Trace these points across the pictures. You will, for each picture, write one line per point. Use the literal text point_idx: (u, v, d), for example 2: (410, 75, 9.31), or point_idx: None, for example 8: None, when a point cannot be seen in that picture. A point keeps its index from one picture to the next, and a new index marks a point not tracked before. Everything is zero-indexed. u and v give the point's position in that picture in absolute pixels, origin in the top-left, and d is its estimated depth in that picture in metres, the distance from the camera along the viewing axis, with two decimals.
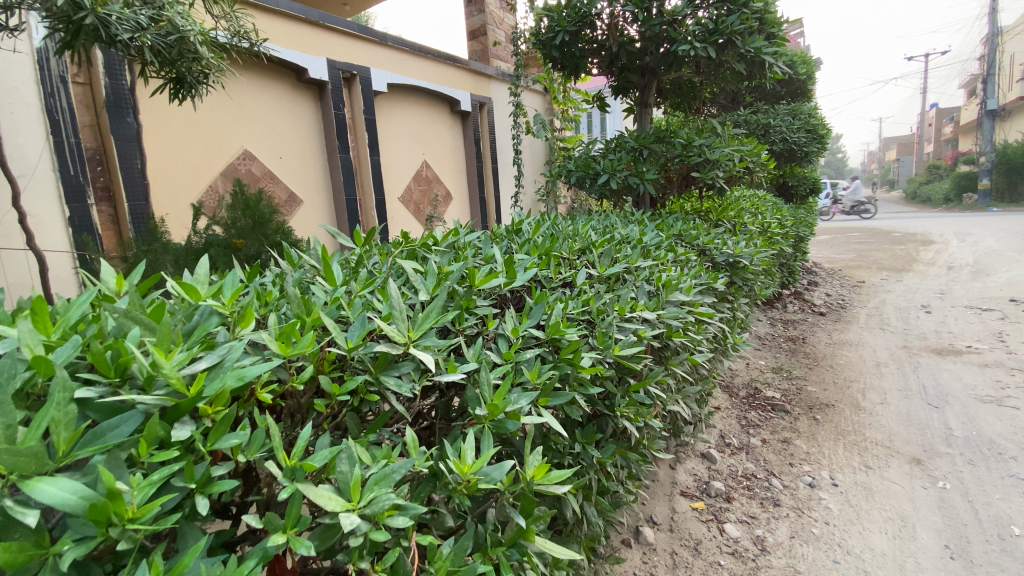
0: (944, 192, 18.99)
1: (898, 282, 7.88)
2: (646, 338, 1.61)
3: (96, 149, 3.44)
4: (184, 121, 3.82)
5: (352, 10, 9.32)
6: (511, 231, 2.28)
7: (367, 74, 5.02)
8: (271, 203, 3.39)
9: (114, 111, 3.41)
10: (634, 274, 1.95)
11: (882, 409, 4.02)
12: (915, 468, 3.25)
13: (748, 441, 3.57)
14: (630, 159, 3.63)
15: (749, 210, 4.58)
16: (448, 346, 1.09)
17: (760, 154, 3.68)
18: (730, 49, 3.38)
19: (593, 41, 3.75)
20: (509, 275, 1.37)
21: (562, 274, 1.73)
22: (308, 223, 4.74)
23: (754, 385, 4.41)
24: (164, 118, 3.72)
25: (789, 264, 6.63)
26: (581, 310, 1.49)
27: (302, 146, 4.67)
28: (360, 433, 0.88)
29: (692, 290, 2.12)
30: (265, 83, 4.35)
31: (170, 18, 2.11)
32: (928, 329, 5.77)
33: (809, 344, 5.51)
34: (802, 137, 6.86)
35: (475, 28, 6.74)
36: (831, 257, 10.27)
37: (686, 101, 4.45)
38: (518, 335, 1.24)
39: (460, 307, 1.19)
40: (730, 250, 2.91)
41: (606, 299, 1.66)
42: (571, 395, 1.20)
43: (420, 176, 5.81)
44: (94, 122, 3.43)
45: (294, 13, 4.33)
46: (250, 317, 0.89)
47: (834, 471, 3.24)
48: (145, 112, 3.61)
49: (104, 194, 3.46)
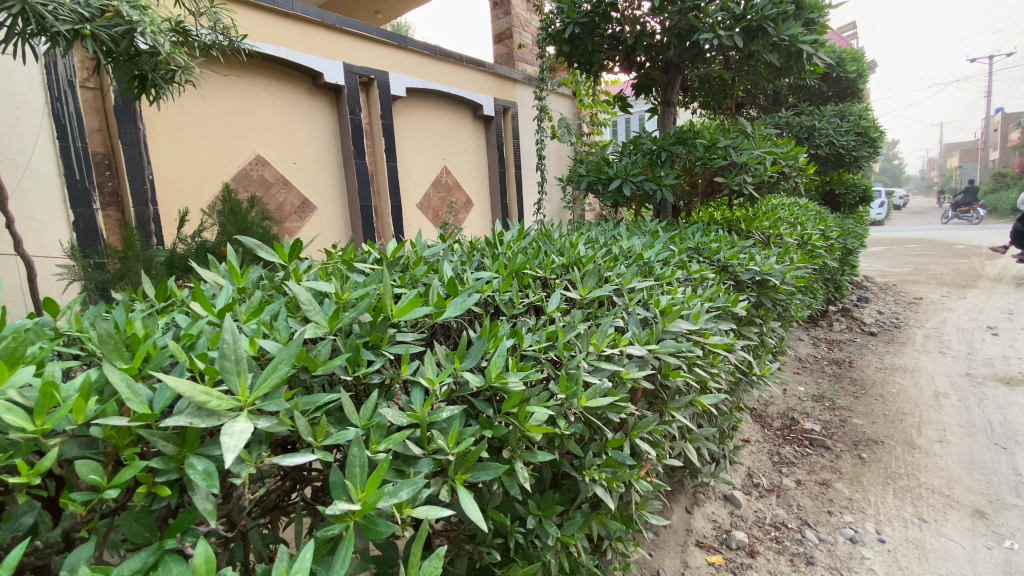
0: (1012, 201, 17.45)
1: (961, 300, 7.09)
2: (628, 382, 1.30)
3: (105, 154, 3.35)
4: (195, 125, 3.73)
5: (384, 17, 9.29)
6: (491, 240, 1.98)
7: (384, 79, 4.85)
8: (260, 210, 3.23)
9: (121, 116, 3.31)
10: (626, 296, 1.62)
11: (941, 448, 3.48)
12: (977, 522, 2.76)
13: (779, 482, 3.13)
14: (647, 162, 3.27)
15: (786, 220, 4.12)
16: (321, 406, 0.82)
17: (797, 156, 3.23)
18: (762, 39, 2.99)
19: (609, 35, 3.42)
20: (440, 302, 1.08)
21: (530, 298, 1.42)
22: (322, 230, 4.59)
23: (791, 416, 3.94)
24: (173, 122, 3.62)
25: (834, 278, 6.07)
26: (542, 346, 1.19)
27: (316, 151, 4.52)
28: (153, 538, 0.65)
29: (701, 317, 1.77)
30: (279, 88, 4.23)
31: (117, 8, 1.95)
32: (995, 354, 5.10)
33: (856, 369, 4.94)
34: (851, 140, 6.30)
35: (501, 31, 6.50)
36: (884, 271, 9.44)
37: (716, 98, 4.04)
38: (437, 384, 0.94)
39: (356, 347, 0.91)
40: (758, 266, 2.48)
41: (581, 330, 1.34)
42: (502, 468, 0.90)
43: (439, 182, 5.60)
44: (103, 126, 3.34)
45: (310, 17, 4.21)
46: (8, 370, 0.67)
47: (880, 523, 2.76)
48: (153, 117, 3.52)
49: (111, 199, 3.38)
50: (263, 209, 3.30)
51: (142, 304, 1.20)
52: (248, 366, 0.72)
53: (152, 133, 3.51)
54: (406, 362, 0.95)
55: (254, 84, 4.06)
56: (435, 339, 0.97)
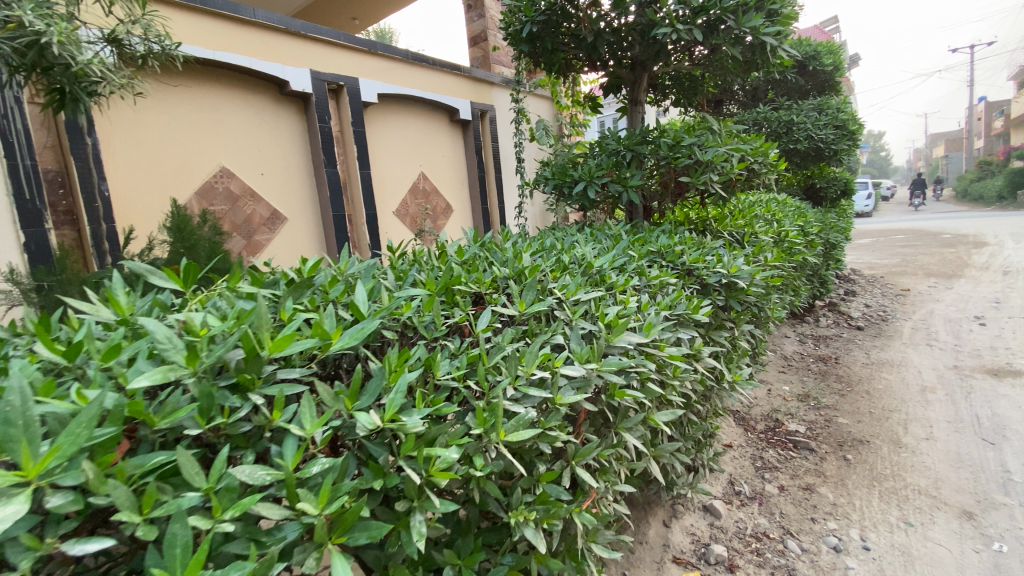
0: (998, 189, 17.47)
1: (949, 291, 7.03)
2: (560, 406, 1.18)
3: (58, 171, 3.20)
4: (154, 139, 3.58)
5: (362, 24, 9.14)
6: (436, 252, 1.86)
7: (355, 85, 4.70)
8: (213, 224, 3.08)
9: (74, 132, 3.15)
10: (569, 309, 1.51)
11: (928, 446, 3.38)
12: (965, 524, 2.66)
13: (762, 489, 3.02)
14: (612, 163, 3.18)
15: (763, 217, 4.02)
16: (152, 469, 0.71)
17: (767, 152, 3.13)
18: (723, 32, 2.91)
19: (571, 34, 3.33)
20: (327, 332, 0.96)
21: (455, 316, 1.30)
22: (293, 242, 4.44)
23: (774, 418, 3.83)
24: (131, 136, 3.48)
25: (818, 273, 6.00)
26: (459, 375, 1.07)
27: (285, 162, 4.38)
28: None
29: (655, 327, 1.65)
30: (243, 98, 4.08)
31: (23, 19, 1.87)
32: (983, 345, 5.02)
33: (842, 365, 4.85)
34: (830, 133, 6.24)
35: (476, 34, 6.41)
36: (873, 263, 9.37)
37: (688, 96, 3.94)
38: (313, 431, 0.83)
39: (209, 393, 0.80)
40: (725, 269, 2.36)
41: (507, 350, 1.22)
42: (385, 527, 0.78)
43: (416, 189, 5.44)
44: (56, 143, 3.19)
45: (272, 23, 4.07)
46: None
47: (865, 530, 2.65)
48: (109, 132, 3.36)
49: (66, 218, 3.23)
50: (216, 223, 3.15)
51: (20, 344, 1.10)
52: (40, 432, 0.62)
53: (108, 149, 3.36)
54: (279, 407, 0.84)
55: (215, 95, 3.91)
56: (316, 378, 0.86)
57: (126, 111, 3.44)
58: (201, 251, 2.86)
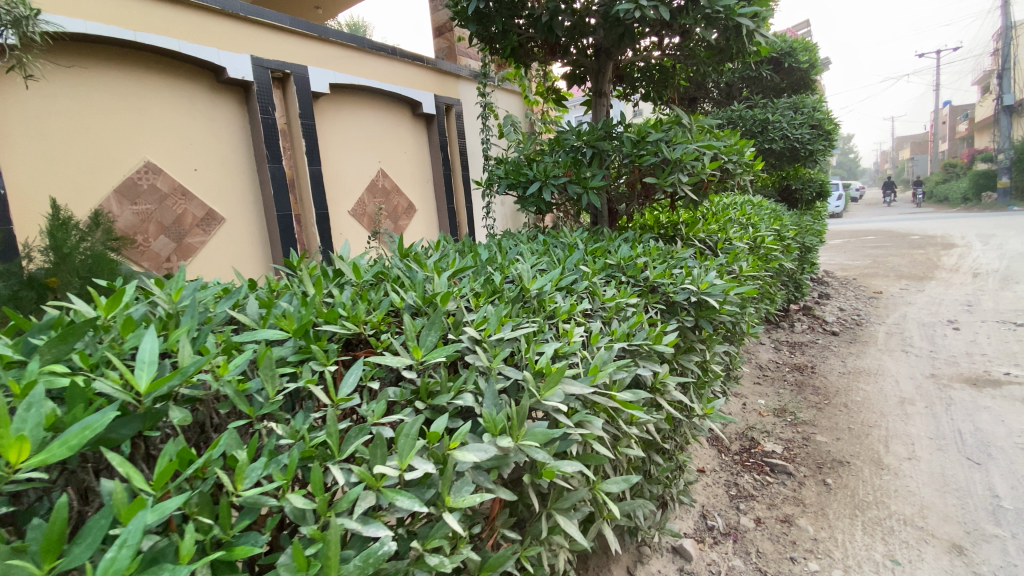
0: (962, 190, 17.72)
1: (920, 293, 6.90)
2: (446, 510, 0.80)
3: None
4: (60, 126, 2.97)
5: (325, 13, 8.61)
6: (330, 271, 1.44)
7: (303, 74, 4.09)
8: (103, 225, 2.58)
9: None
10: (487, 353, 1.13)
11: (910, 467, 3.12)
12: (955, 561, 2.37)
13: (737, 523, 2.69)
14: (570, 161, 2.84)
15: (737, 221, 3.72)
16: None
17: (742, 150, 2.82)
18: (693, 11, 2.57)
19: (528, 14, 2.96)
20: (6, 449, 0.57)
21: (308, 375, 0.91)
22: (237, 249, 3.81)
23: (750, 437, 3.53)
24: (31, 123, 2.86)
25: (793, 278, 5.78)
26: (272, 487, 0.68)
27: (225, 157, 3.75)
28: None
29: (606, 369, 1.27)
30: (172, 81, 3.46)
31: None
32: (959, 351, 4.84)
33: (819, 375, 4.60)
34: (805, 133, 6.02)
35: (441, 24, 5.98)
36: (844, 265, 9.25)
37: (657, 89, 3.60)
38: None
39: None
40: (695, 284, 2.01)
41: (372, 428, 0.83)
42: None
43: (373, 187, 4.92)
44: None
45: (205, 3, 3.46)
46: None
47: (850, 571, 2.33)
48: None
49: None
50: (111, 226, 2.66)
51: None
52: None
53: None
54: None
55: (137, 77, 3.29)
56: None
57: (21, 93, 2.82)
58: (79, 259, 2.37)
